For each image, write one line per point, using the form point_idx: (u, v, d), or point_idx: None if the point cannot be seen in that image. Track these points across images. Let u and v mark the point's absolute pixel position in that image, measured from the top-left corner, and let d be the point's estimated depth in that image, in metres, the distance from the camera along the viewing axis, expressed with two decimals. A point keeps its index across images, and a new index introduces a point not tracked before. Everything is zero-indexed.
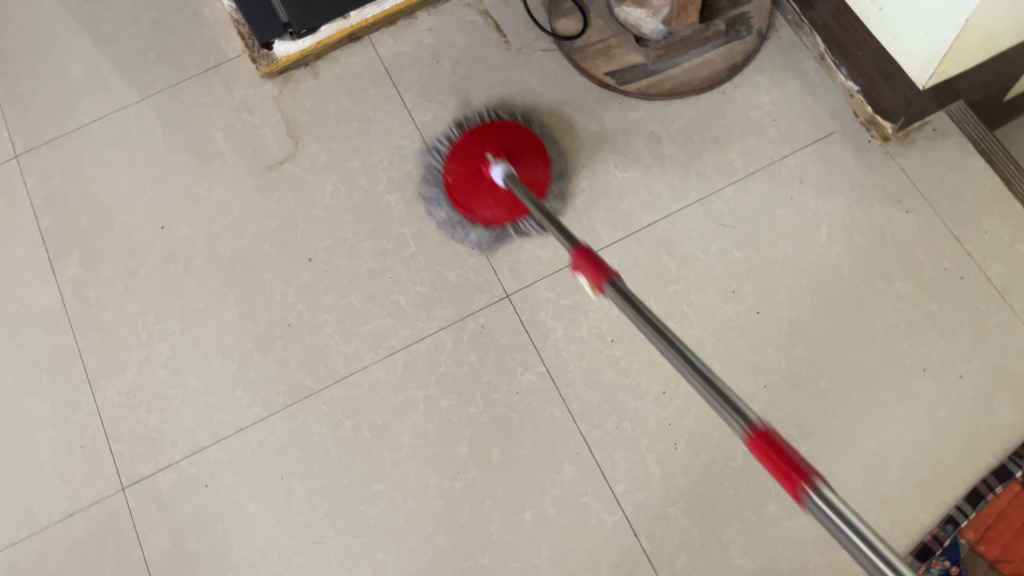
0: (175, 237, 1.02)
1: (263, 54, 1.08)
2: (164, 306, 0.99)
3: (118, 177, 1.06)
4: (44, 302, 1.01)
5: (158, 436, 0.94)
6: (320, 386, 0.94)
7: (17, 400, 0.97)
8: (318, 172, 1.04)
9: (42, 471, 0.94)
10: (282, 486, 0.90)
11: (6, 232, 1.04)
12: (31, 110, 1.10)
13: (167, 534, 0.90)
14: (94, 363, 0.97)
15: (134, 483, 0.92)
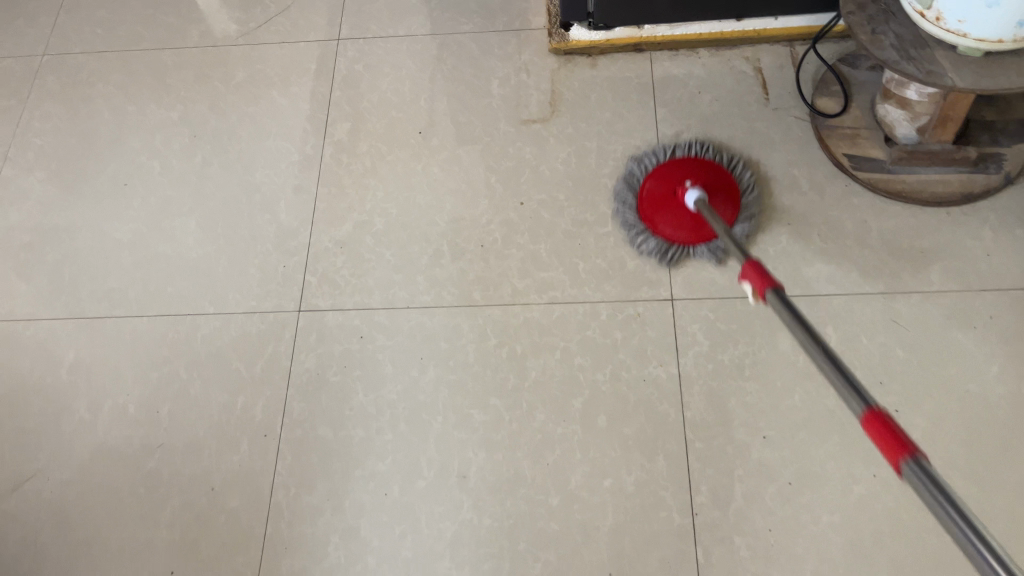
0: (426, 143, 1.19)
1: (559, 32, 1.23)
2: (394, 190, 1.16)
3: (404, 83, 1.25)
4: (308, 150, 1.20)
5: (344, 284, 1.09)
6: (484, 303, 1.06)
7: (254, 213, 1.15)
8: (559, 139, 1.18)
9: (247, 270, 1.11)
10: (419, 365, 1.02)
11: (305, 89, 1.26)
12: (366, 11, 1.33)
13: (315, 358, 1.04)
14: (322, 209, 1.15)
15: (309, 310, 1.07)
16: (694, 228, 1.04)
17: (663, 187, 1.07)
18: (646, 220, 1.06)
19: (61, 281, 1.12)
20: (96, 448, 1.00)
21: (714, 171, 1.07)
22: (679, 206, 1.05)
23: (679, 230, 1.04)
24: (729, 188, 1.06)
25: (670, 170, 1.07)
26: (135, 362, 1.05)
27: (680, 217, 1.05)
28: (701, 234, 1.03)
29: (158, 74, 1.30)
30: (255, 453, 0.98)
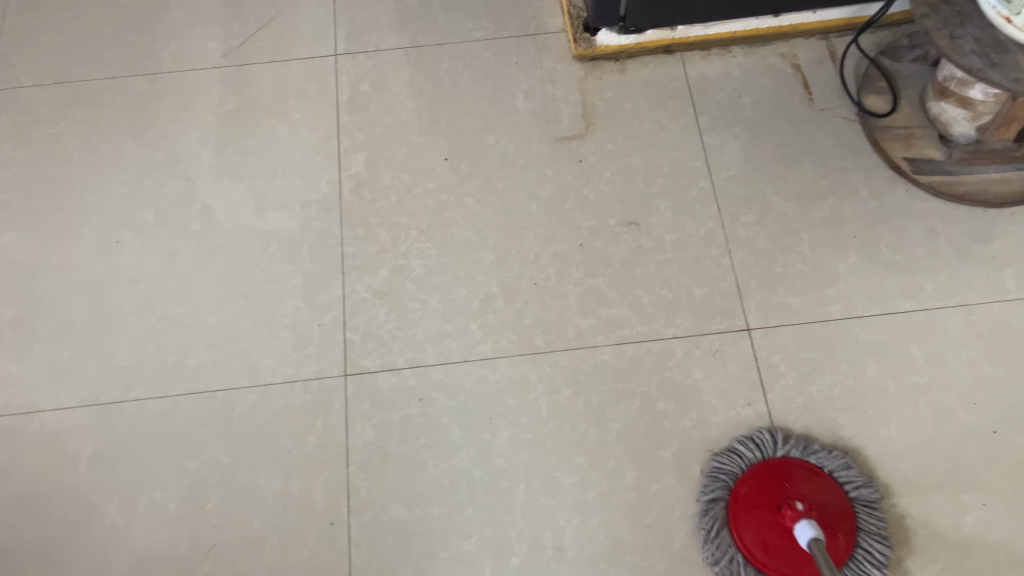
0: (455, 171, 1.09)
1: (584, 37, 1.14)
2: (428, 227, 1.05)
3: (420, 102, 1.14)
4: (324, 187, 1.08)
5: (390, 340, 0.99)
6: (548, 348, 0.98)
7: (275, 265, 1.04)
8: (600, 157, 1.09)
9: (278, 333, 1.00)
10: (490, 426, 0.94)
11: (308, 116, 1.13)
12: (362, 20, 1.20)
13: (372, 429, 0.94)
14: (351, 255, 1.04)
15: (356, 373, 0.97)
16: (808, 571, 0.83)
17: (764, 492, 0.86)
18: (728, 521, 0.86)
19: (61, 361, 0.98)
20: (138, 555, 0.88)
21: (799, 473, 0.87)
22: (772, 525, 0.84)
23: (756, 542, 0.84)
24: (846, 531, 0.84)
25: (755, 476, 0.87)
26: (168, 451, 0.93)
27: (777, 535, 0.83)
28: (773, 560, 0.83)
29: (132, 106, 1.14)
30: (324, 543, 0.88)
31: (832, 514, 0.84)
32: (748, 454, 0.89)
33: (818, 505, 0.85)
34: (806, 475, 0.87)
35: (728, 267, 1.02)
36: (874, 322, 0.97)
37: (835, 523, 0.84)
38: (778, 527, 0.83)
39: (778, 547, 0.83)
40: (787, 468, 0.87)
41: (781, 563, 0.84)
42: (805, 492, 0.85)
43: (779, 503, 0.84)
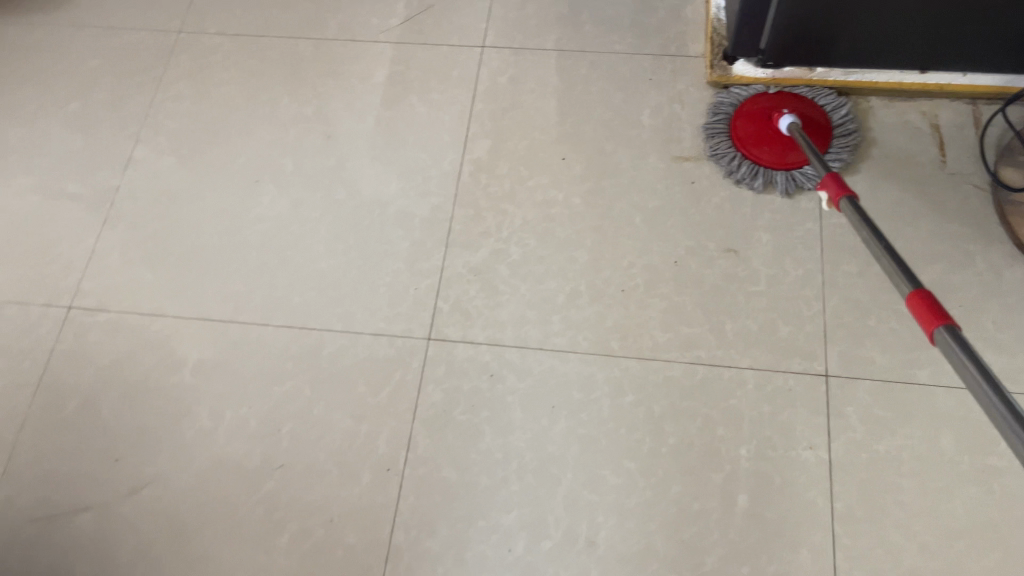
0: (570, 170, 1.13)
1: (721, 64, 1.16)
2: (533, 218, 1.10)
3: (550, 101, 1.19)
4: (446, 164, 1.15)
5: (475, 315, 1.04)
6: (621, 353, 1.00)
7: (387, 227, 1.11)
8: (712, 182, 1.11)
9: (377, 289, 1.07)
10: (550, 413, 0.97)
11: (446, 98, 1.21)
12: (514, 18, 1.27)
13: (441, 393, 0.99)
14: (457, 231, 1.10)
15: (438, 339, 1.03)
16: (782, 154, 1.08)
17: (776, 156, 1.08)
18: (738, 147, 1.10)
19: (188, 276, 1.09)
20: (214, 460, 0.97)
21: (814, 110, 1.11)
22: (769, 135, 1.09)
23: (767, 152, 1.09)
24: (818, 129, 1.10)
25: (761, 97, 1.13)
26: (259, 374, 1.02)
27: (772, 141, 1.09)
28: (783, 163, 1.08)
29: (294, 64, 1.26)
30: (376, 486, 0.95)
31: (819, 135, 1.09)
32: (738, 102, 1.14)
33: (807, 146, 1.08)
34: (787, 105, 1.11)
35: (818, 310, 1.01)
36: (960, 394, 0.94)
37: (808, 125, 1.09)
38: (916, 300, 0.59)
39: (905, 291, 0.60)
40: (783, 101, 1.12)
41: (785, 175, 1.08)
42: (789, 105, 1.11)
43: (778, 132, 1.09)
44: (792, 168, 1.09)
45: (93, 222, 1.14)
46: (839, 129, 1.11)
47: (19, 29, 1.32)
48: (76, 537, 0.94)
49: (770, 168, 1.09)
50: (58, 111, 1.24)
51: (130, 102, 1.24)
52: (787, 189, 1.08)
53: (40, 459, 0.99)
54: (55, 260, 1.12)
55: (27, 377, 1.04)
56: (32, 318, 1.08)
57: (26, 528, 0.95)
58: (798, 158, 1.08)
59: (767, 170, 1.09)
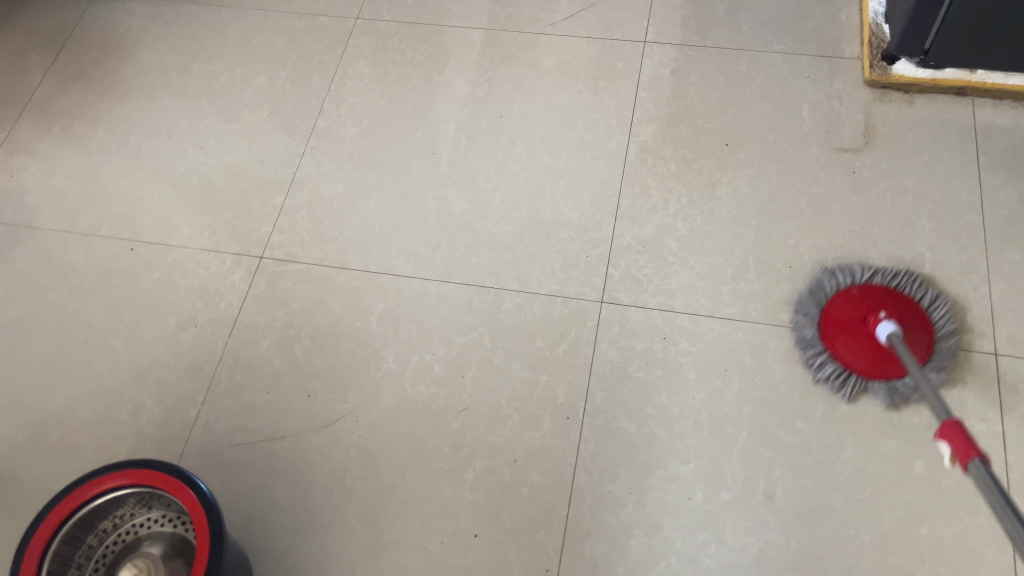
0: (733, 156, 1.19)
1: (881, 65, 1.22)
2: (699, 198, 1.16)
3: (712, 93, 1.25)
4: (613, 145, 1.22)
5: (646, 282, 1.09)
6: (791, 325, 1.04)
7: (558, 200, 1.17)
8: (873, 173, 1.15)
9: (550, 254, 1.13)
10: (723, 375, 1.01)
11: (611, 86, 1.28)
12: (674, 18, 1.34)
13: (616, 352, 1.04)
14: (625, 206, 1.16)
15: (611, 302, 1.08)
16: (878, 360, 0.97)
17: (856, 311, 1.00)
18: (827, 338, 1.00)
19: (371, 235, 1.17)
20: (402, 400, 1.03)
21: (911, 307, 1.00)
22: (870, 339, 0.98)
23: (859, 358, 0.98)
24: (924, 331, 0.98)
25: (847, 303, 1.01)
26: (441, 325, 1.08)
27: (865, 344, 0.98)
28: (880, 372, 0.97)
29: (465, 51, 1.34)
30: (557, 432, 0.99)
31: (918, 345, 0.97)
32: (843, 278, 1.03)
33: (912, 341, 0.98)
34: (894, 297, 1.00)
35: (985, 294, 1.04)
36: None
37: (905, 327, 0.98)
38: (874, 356, 0.97)
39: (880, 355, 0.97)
40: (894, 290, 1.02)
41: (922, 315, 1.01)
42: (887, 307, 1.00)
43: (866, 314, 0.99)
44: (892, 378, 0.97)
45: (281, 182, 1.22)
46: (941, 332, 0.99)
47: (211, 12, 1.43)
48: (273, 461, 1.00)
49: (863, 375, 0.97)
50: (247, 85, 1.34)
51: (313, 79, 1.33)
52: (891, 401, 0.96)
53: (238, 389, 1.05)
54: (247, 213, 1.20)
55: (225, 316, 1.11)
56: (227, 264, 1.15)
57: (225, 450, 1.01)
58: (897, 369, 0.96)
59: (863, 377, 0.97)
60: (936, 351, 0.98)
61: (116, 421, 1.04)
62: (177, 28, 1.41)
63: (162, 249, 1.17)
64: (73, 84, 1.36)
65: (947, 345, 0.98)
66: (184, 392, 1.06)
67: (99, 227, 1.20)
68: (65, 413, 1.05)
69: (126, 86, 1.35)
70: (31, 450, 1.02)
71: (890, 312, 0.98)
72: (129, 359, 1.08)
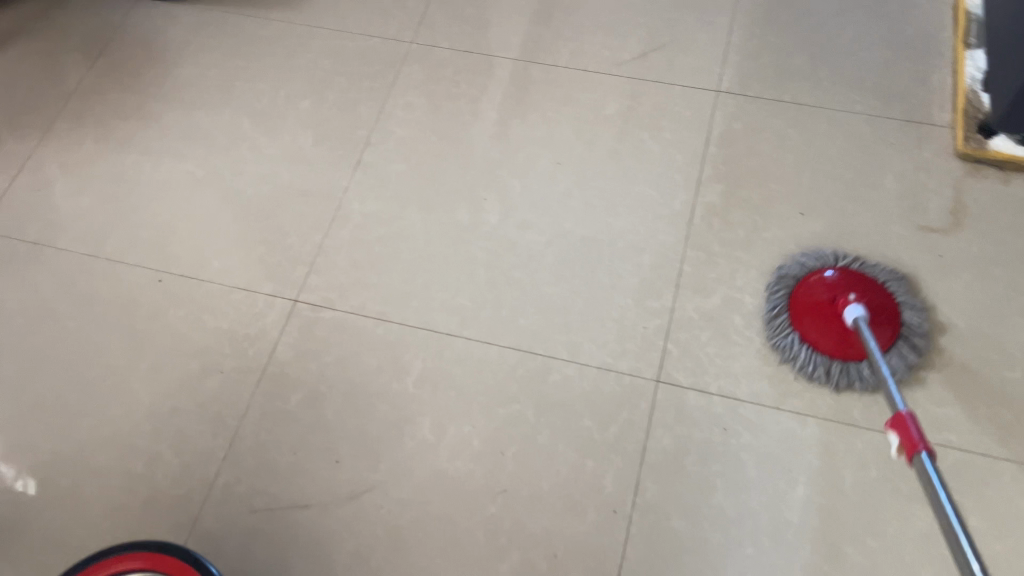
0: (808, 227, 1.10)
1: (976, 138, 1.12)
2: (769, 271, 1.07)
3: (787, 154, 1.16)
4: (678, 204, 1.13)
5: (707, 363, 1.01)
6: (864, 424, 0.96)
7: (616, 261, 1.09)
8: (961, 257, 1.06)
9: (604, 322, 1.05)
10: (786, 476, 0.93)
11: (678, 139, 1.19)
12: (749, 67, 1.25)
13: (672, 439, 0.96)
14: (688, 274, 1.07)
15: (668, 382, 1.00)
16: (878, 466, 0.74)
17: (828, 296, 0.98)
18: (799, 325, 0.99)
19: (413, 285, 1.09)
20: (436, 475, 0.96)
21: (880, 291, 0.98)
22: (834, 312, 0.97)
23: (826, 336, 0.98)
24: (889, 312, 0.97)
25: (818, 285, 1.00)
26: (482, 393, 1.01)
27: (832, 326, 0.97)
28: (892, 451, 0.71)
29: (524, 87, 1.26)
30: (602, 527, 0.92)
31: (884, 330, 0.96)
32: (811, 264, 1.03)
33: (881, 310, 0.97)
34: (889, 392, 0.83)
35: None
36: None
37: (873, 313, 0.96)
38: (841, 339, 0.97)
39: (851, 334, 0.96)
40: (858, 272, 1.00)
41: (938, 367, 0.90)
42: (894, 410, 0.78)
43: (835, 297, 0.97)
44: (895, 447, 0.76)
45: (320, 220, 1.15)
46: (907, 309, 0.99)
47: (258, 25, 1.36)
48: (294, 532, 0.93)
49: (860, 361, 0.97)
50: (291, 108, 1.26)
51: (361, 106, 1.26)
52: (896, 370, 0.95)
53: (261, 448, 0.98)
54: (283, 251, 1.13)
55: (252, 365, 1.04)
56: (258, 307, 1.08)
57: (243, 516, 0.94)
58: (860, 351, 0.96)
59: (829, 356, 0.98)
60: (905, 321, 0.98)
61: (130, 473, 0.97)
62: (222, 41, 1.34)
63: (191, 284, 1.11)
64: (109, 94, 1.29)
65: (921, 336, 0.97)
66: (204, 447, 0.99)
67: (126, 254, 1.13)
68: (76, 459, 0.98)
69: (164, 99, 1.28)
70: (37, 498, 0.96)
71: (857, 296, 0.96)
72: (149, 404, 1.02)
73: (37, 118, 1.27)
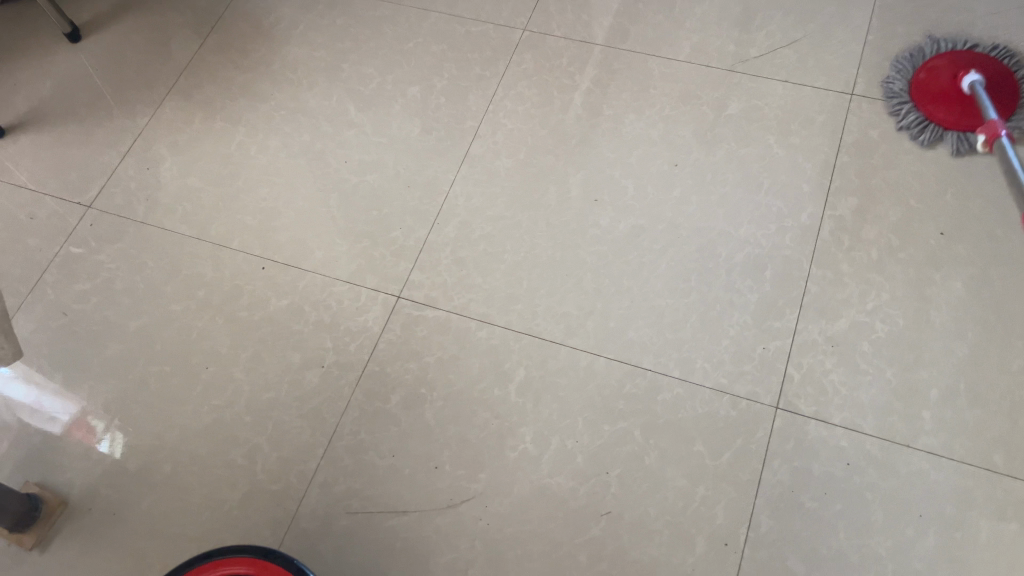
0: (948, 248, 1.01)
1: None
2: (903, 295, 0.99)
3: (928, 167, 1.07)
4: (804, 216, 1.06)
5: (831, 392, 0.94)
6: (1006, 472, 0.88)
7: (735, 274, 1.02)
8: None
9: (721, 339, 0.98)
10: (916, 523, 0.86)
11: (807, 144, 1.11)
12: (888, 68, 1.16)
13: (789, 473, 0.90)
14: (813, 293, 1.00)
15: (788, 410, 0.94)
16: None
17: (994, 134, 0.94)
18: (917, 103, 1.10)
19: (519, 287, 1.05)
20: (537, 492, 0.92)
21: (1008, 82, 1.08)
22: (956, 96, 1.08)
23: (946, 113, 1.08)
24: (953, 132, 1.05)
25: (933, 80, 1.10)
26: (588, 407, 0.96)
27: (951, 105, 1.08)
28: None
29: (641, 81, 1.19)
30: (711, 561, 0.87)
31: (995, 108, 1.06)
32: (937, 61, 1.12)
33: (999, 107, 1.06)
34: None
35: None
36: None
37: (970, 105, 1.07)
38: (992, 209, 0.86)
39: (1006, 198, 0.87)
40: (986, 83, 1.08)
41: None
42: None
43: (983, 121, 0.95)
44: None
45: (426, 213, 1.12)
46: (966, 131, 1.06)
47: (367, 6, 1.33)
48: (391, 539, 0.91)
49: (943, 126, 1.08)
50: (398, 93, 1.23)
51: (471, 94, 1.21)
52: (958, 148, 1.06)
53: (360, 448, 0.96)
54: (387, 244, 1.10)
55: (353, 361, 1.02)
56: (360, 301, 1.06)
57: (341, 517, 0.93)
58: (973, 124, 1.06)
59: (942, 129, 1.08)
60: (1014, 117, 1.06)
61: (230, 464, 0.97)
62: (331, 21, 1.32)
63: (294, 273, 1.09)
64: (219, 72, 1.28)
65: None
66: (303, 443, 0.97)
67: (231, 238, 1.12)
68: (177, 447, 0.98)
69: (272, 80, 1.26)
70: (139, 485, 0.96)
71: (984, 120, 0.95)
72: (250, 396, 1.01)
73: (148, 95, 1.27)
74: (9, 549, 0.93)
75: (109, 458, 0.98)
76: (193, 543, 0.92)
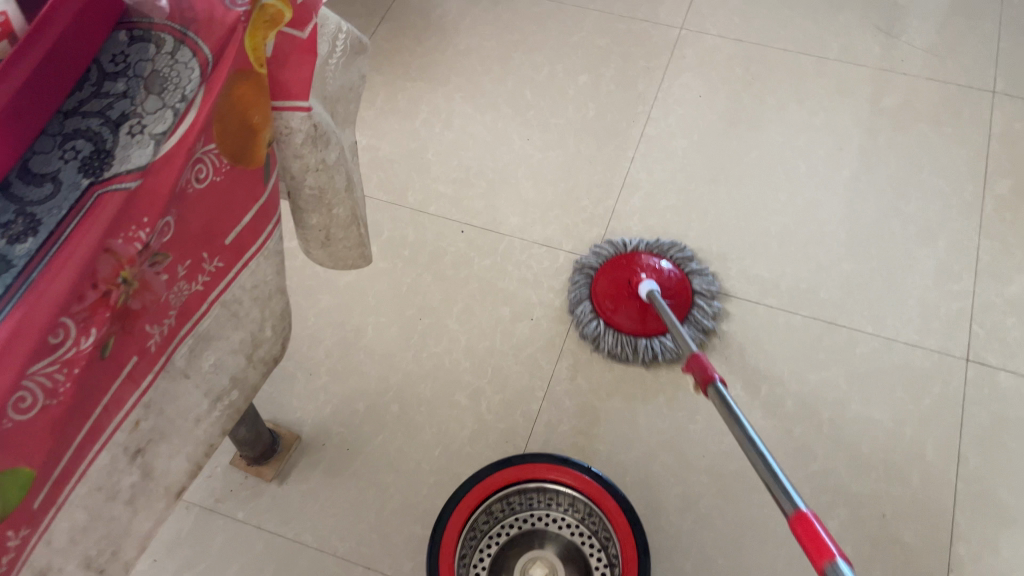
0: None
1: None
2: None
3: None
4: (968, 195, 1.16)
5: (1015, 346, 1.03)
6: None
7: (913, 244, 1.12)
8: None
9: (908, 300, 1.07)
10: None
11: (959, 135, 1.22)
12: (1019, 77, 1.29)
13: (990, 415, 0.98)
14: (986, 261, 1.10)
15: (979, 361, 1.02)
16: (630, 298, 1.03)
17: (615, 284, 1.04)
18: (600, 313, 1.04)
19: (710, 252, 1.13)
20: (756, 432, 0.99)
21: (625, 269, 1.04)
22: (630, 295, 1.03)
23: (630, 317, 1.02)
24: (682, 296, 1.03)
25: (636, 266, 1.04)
26: (792, 358, 1.04)
27: (630, 302, 1.02)
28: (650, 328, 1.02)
29: (798, 80, 1.31)
30: (928, 492, 0.94)
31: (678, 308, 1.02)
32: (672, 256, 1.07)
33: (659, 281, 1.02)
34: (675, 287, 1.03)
35: None
36: None
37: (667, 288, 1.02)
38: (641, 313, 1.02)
39: (624, 289, 1.03)
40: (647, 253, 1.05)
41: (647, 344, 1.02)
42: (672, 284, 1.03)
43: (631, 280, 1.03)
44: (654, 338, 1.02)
45: (612, 184, 1.20)
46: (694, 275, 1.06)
47: (529, 4, 1.43)
48: (623, 473, 0.96)
49: (632, 334, 1.03)
50: (570, 80, 1.32)
51: (641, 82, 1.31)
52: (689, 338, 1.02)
53: (579, 392, 1.02)
54: (579, 212, 1.17)
55: (561, 314, 1.08)
56: (560, 262, 1.13)
57: (571, 453, 0.98)
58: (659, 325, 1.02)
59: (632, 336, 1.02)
60: (691, 316, 1.03)
61: (455, 405, 1.02)
62: (497, 17, 1.41)
63: (494, 237, 1.16)
64: (394, 56, 1.36)
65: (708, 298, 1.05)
66: (524, 386, 1.03)
67: (428, 204, 1.19)
68: (403, 388, 1.03)
69: (448, 65, 1.35)
70: (371, 422, 1.01)
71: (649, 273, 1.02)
72: (466, 344, 1.06)
73: None
74: (251, 479, 0.97)
75: (336, 399, 1.02)
76: (430, 474, 0.97)
